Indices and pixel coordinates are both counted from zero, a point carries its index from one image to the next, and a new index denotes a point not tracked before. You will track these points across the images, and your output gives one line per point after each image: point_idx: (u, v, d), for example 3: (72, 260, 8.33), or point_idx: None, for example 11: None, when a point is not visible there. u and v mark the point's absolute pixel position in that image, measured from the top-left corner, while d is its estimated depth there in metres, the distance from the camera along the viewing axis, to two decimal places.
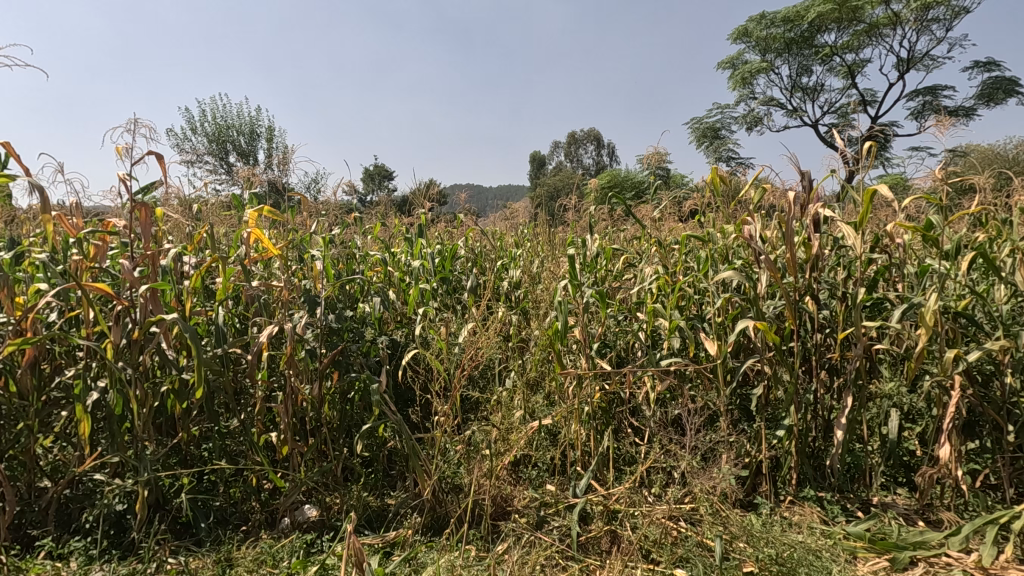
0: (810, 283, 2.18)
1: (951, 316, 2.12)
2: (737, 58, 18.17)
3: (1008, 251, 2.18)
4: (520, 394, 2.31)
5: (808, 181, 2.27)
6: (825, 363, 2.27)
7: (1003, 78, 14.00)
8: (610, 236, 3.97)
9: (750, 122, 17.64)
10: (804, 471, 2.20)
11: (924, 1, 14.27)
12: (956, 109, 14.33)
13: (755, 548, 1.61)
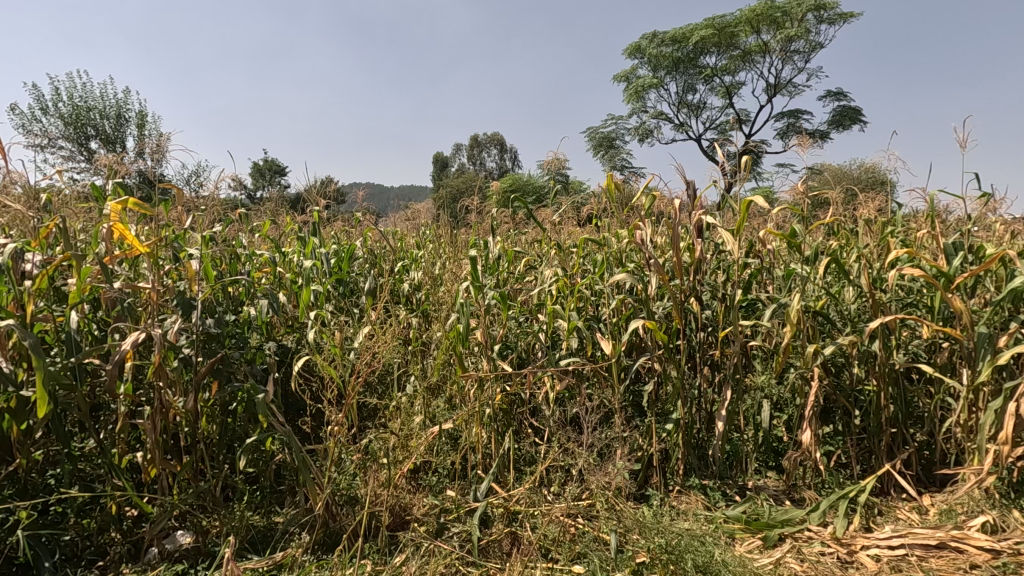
0: (694, 285, 2.34)
1: (811, 314, 2.37)
2: (631, 73, 19.24)
3: (855, 257, 2.48)
4: (421, 398, 2.26)
5: (693, 190, 2.44)
6: (707, 359, 2.45)
7: (848, 107, 16.03)
8: (512, 239, 4.01)
9: (642, 134, 18.72)
10: (689, 461, 2.35)
11: (788, 34, 15.97)
12: (814, 132, 16.20)
13: (646, 539, 1.67)
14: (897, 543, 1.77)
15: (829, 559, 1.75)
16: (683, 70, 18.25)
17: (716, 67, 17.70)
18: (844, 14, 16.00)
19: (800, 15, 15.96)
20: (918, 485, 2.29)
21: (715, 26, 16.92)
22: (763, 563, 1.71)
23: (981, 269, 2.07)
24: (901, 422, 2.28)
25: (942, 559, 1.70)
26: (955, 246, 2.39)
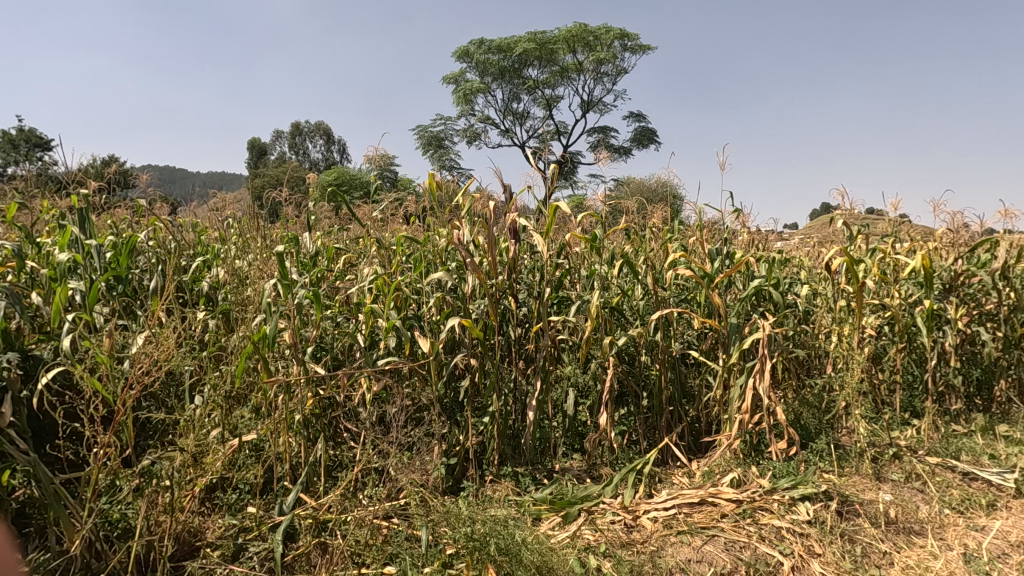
0: (508, 284, 2.47)
1: (608, 310, 2.66)
2: (460, 75, 19.58)
3: (643, 260, 2.86)
4: (217, 408, 2.03)
5: (508, 194, 2.58)
6: (522, 354, 2.60)
7: (645, 129, 18.34)
8: (332, 235, 3.82)
9: (471, 137, 19.19)
10: (504, 451, 2.47)
11: (599, 57, 17.72)
12: (619, 147, 18.17)
13: (455, 530, 1.72)
14: (670, 504, 2.07)
15: (618, 525, 1.98)
16: (509, 79, 19.14)
17: (538, 79, 18.90)
18: (644, 47, 18.25)
19: (607, 42, 17.83)
20: (689, 454, 2.71)
21: (537, 41, 18.07)
22: (563, 538, 1.87)
23: (731, 269, 2.61)
24: (676, 400, 2.68)
25: (702, 513, 2.03)
26: (715, 252, 2.89)
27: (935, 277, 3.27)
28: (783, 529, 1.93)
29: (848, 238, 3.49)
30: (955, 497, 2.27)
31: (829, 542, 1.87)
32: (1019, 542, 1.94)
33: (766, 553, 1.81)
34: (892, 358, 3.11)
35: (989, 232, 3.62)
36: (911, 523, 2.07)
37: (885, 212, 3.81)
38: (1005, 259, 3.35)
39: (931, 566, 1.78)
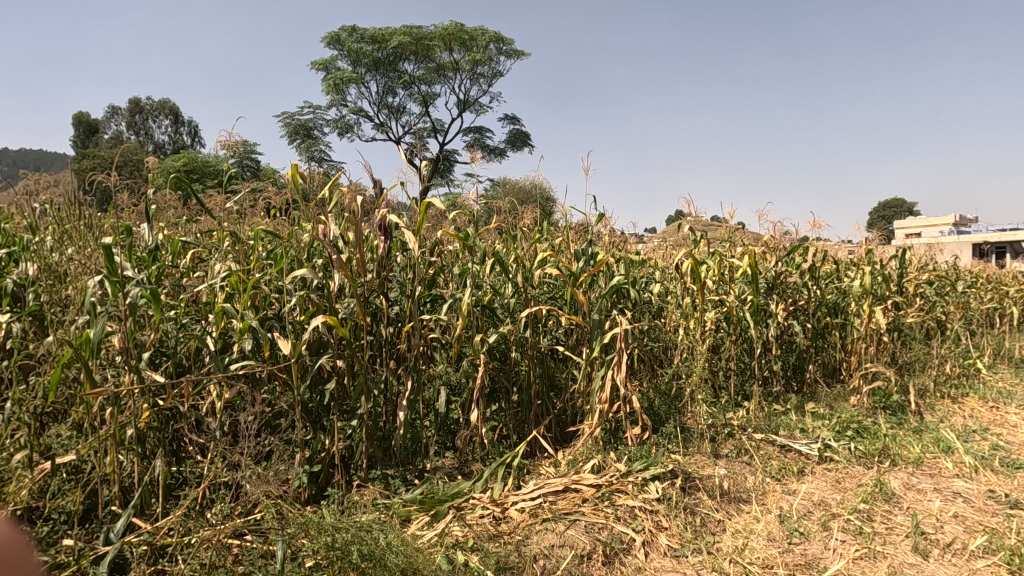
0: (377, 282, 2.40)
1: (480, 308, 2.70)
2: (331, 62, 18.61)
3: (514, 259, 2.94)
4: (23, 428, 1.72)
5: (377, 189, 2.50)
6: (393, 353, 2.54)
7: (520, 132, 18.88)
8: (177, 227, 3.42)
9: (342, 128, 18.33)
10: (373, 454, 2.40)
11: (475, 58, 17.88)
12: (495, 149, 18.49)
13: (316, 540, 1.63)
14: (537, 494, 2.16)
15: (486, 519, 2.02)
16: (384, 71, 18.60)
17: (414, 75, 18.58)
18: (519, 52, 18.77)
19: (483, 44, 18.05)
20: (556, 444, 2.84)
21: (413, 35, 17.76)
22: (432, 537, 1.86)
23: (594, 269, 2.79)
24: (544, 394, 2.80)
25: (565, 499, 2.14)
26: (580, 253, 3.06)
27: (761, 277, 3.77)
28: (636, 508, 2.10)
29: (694, 242, 3.89)
30: (774, 467, 2.63)
31: (674, 516, 2.07)
32: (819, 500, 2.31)
33: (621, 531, 1.95)
34: (728, 348, 3.52)
35: (802, 239, 4.25)
36: (740, 492, 2.36)
37: (724, 219, 4.31)
38: (813, 262, 3.95)
39: (754, 528, 2.05)
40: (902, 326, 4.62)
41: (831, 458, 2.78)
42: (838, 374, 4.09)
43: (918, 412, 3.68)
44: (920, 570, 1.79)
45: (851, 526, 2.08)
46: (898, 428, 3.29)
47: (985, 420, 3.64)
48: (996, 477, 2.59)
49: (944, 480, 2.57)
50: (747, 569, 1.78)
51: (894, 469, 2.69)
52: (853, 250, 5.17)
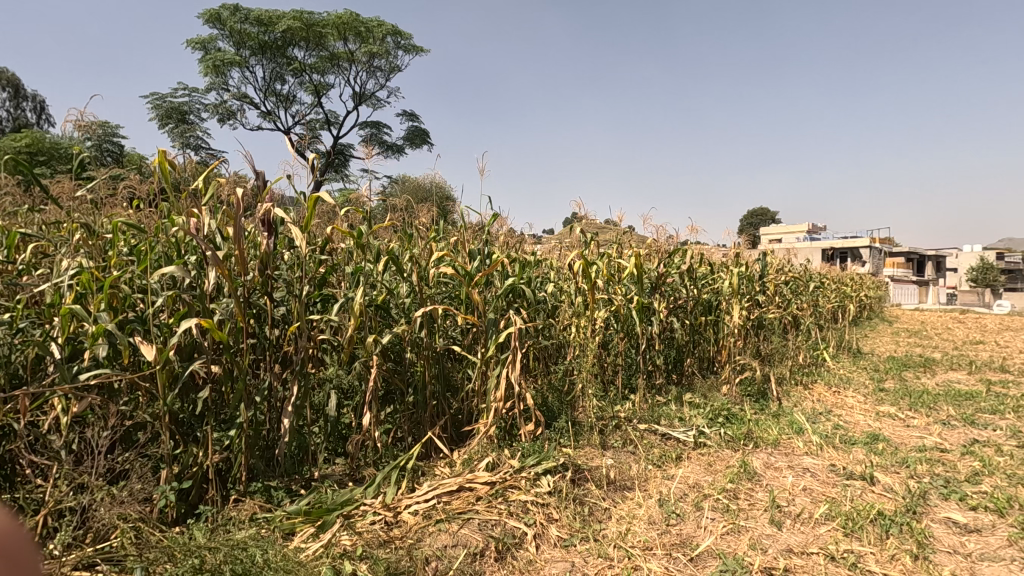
0: (259, 281, 2.24)
1: (373, 308, 2.62)
2: (210, 42, 17.09)
3: (408, 258, 2.88)
4: None
5: (259, 180, 2.33)
6: (277, 357, 2.39)
7: (419, 129, 18.58)
8: (14, 217, 2.96)
9: (223, 114, 16.92)
10: (254, 465, 2.24)
11: (372, 50, 17.32)
12: (392, 144, 18.05)
13: (182, 563, 1.49)
14: (430, 495, 2.13)
15: (377, 525, 1.96)
16: (272, 56, 17.45)
17: (305, 62, 17.61)
18: (417, 47, 18.47)
19: (380, 36, 17.53)
20: (451, 444, 2.84)
21: (304, 20, 16.81)
22: (317, 549, 1.77)
23: (489, 269, 2.82)
24: (439, 394, 2.78)
25: (459, 499, 2.14)
26: (476, 253, 3.08)
27: (645, 277, 4.02)
28: (528, 502, 2.15)
29: (585, 243, 4.07)
30: (655, 454, 2.82)
31: (564, 507, 2.15)
32: (694, 483, 2.51)
33: (513, 526, 1.99)
34: (616, 345, 3.73)
35: (681, 243, 4.60)
36: (624, 480, 2.50)
37: (612, 223, 4.54)
38: (690, 264, 4.29)
39: (636, 513, 2.18)
40: (765, 321, 5.16)
41: (704, 444, 3.04)
42: (711, 366, 4.47)
43: (777, 398, 4.13)
44: (775, 539, 2.00)
45: (720, 504, 2.28)
46: (760, 414, 3.67)
47: (828, 403, 4.17)
48: (836, 452, 2.98)
49: (796, 457, 2.90)
50: (629, 552, 1.89)
51: (757, 451, 3.00)
52: (724, 253, 5.69)
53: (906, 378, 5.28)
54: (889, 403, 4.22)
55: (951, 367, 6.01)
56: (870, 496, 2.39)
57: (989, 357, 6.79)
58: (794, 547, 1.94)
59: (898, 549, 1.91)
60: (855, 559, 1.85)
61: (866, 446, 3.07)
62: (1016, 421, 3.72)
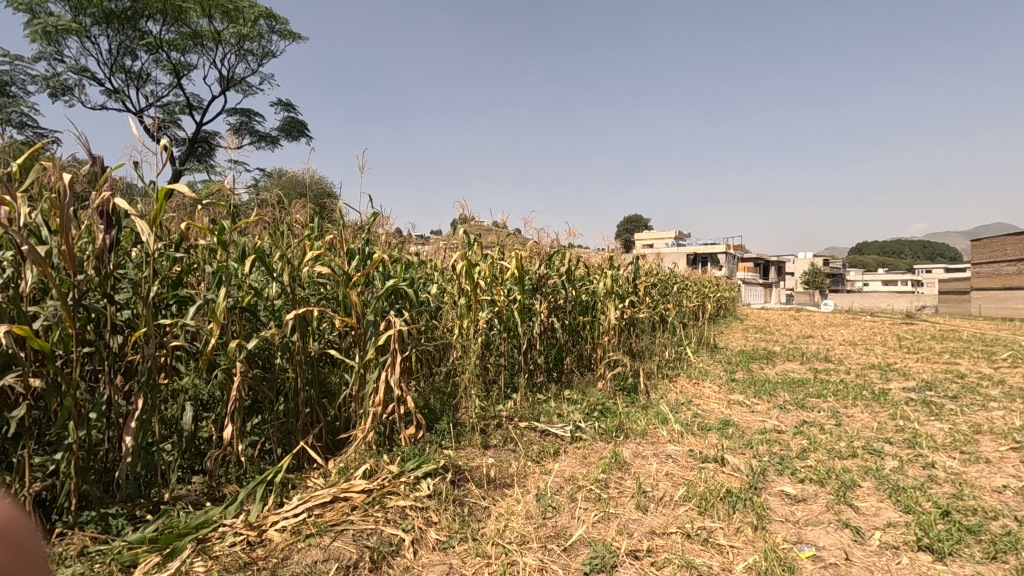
0: (95, 281, 1.95)
1: (237, 311, 2.41)
2: (38, 3, 14.70)
3: (278, 257, 2.68)
4: None
5: (95, 167, 2.03)
6: (119, 367, 2.11)
7: (296, 120, 17.49)
8: None
9: (56, 88, 14.66)
10: (87, 492, 1.95)
11: (242, 32, 16.00)
12: (265, 135, 16.81)
13: None
14: (300, 509, 2.00)
15: (238, 546, 1.80)
16: (120, 27, 15.43)
17: (162, 38, 15.81)
18: (295, 34, 17.39)
19: (252, 18, 16.26)
20: (327, 453, 2.70)
21: None
22: None
23: (368, 269, 2.72)
24: (314, 401, 2.63)
25: (333, 510, 2.04)
26: (354, 252, 2.96)
27: (527, 278, 4.13)
28: (407, 507, 2.10)
29: (468, 245, 4.09)
30: (535, 451, 2.90)
31: (444, 509, 2.13)
32: (569, 476, 2.62)
33: (390, 533, 1.93)
34: (499, 345, 3.79)
35: (560, 246, 4.79)
36: (504, 478, 2.54)
37: (496, 225, 4.61)
38: (569, 266, 4.49)
39: (515, 509, 2.23)
40: (636, 320, 5.54)
41: (581, 438, 3.19)
42: (588, 363, 4.71)
43: (646, 392, 4.46)
44: (640, 523, 2.15)
45: (592, 494, 2.40)
46: (631, 407, 3.94)
47: (689, 394, 4.58)
48: (695, 438, 3.27)
49: (660, 445, 3.15)
50: (506, 548, 1.92)
51: (627, 441, 3.21)
52: (600, 257, 6.02)
53: (752, 370, 5.96)
54: (739, 391, 4.73)
55: (788, 358, 6.89)
56: (720, 476, 2.66)
57: (816, 349, 7.89)
58: (656, 529, 2.10)
59: (742, 522, 2.14)
60: (707, 534, 2.04)
61: (719, 431, 3.42)
62: (834, 403, 4.37)
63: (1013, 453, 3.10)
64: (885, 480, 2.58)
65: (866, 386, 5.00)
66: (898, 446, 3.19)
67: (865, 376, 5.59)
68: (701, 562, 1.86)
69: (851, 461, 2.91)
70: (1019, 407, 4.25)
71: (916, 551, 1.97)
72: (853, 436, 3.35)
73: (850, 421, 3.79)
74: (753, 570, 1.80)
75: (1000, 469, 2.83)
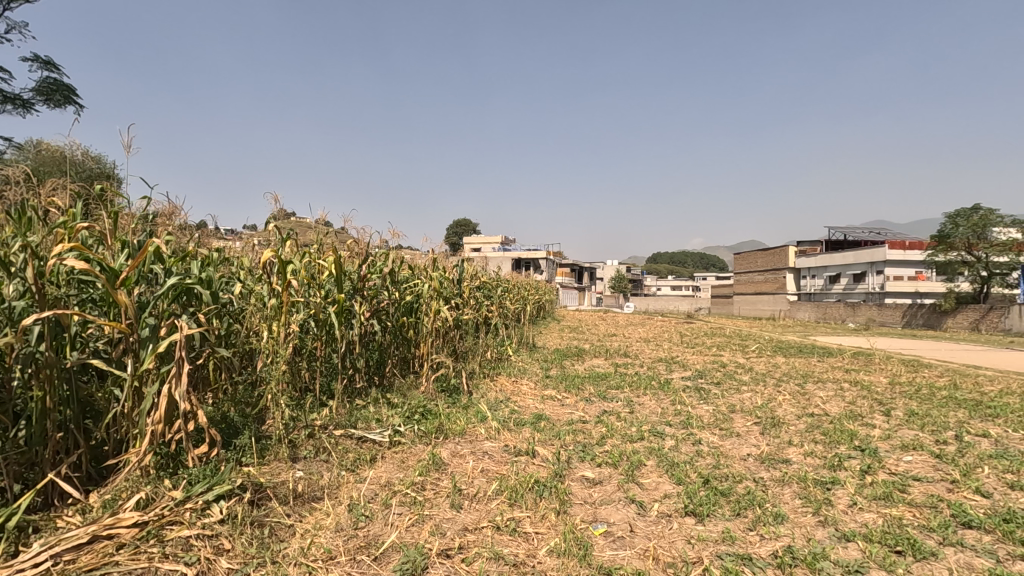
0: None
1: None
2: None
3: (17, 247, 2.14)
4: None
5: None
6: None
7: (61, 83, 14.42)
8: None
9: None
10: None
11: None
12: (15, 96, 13.59)
13: None
14: (43, 557, 1.63)
15: None
16: None
17: None
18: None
19: None
20: (88, 484, 2.27)
21: None
22: None
23: (144, 262, 2.31)
24: (70, 424, 2.18)
25: (91, 553, 1.70)
26: (129, 244, 2.50)
27: (347, 279, 3.95)
28: (192, 537, 1.85)
29: (280, 241, 3.75)
30: (349, 459, 2.78)
31: (239, 534, 1.92)
32: (385, 482, 2.55)
33: (168, 570, 1.68)
34: (313, 350, 3.55)
35: (384, 247, 4.67)
36: (313, 492, 2.38)
37: (312, 222, 4.31)
38: (392, 267, 4.40)
39: (323, 524, 2.10)
40: (460, 322, 5.65)
41: (399, 442, 3.14)
42: (411, 366, 4.67)
43: (467, 392, 4.57)
44: (453, 521, 2.19)
45: (407, 498, 2.38)
46: (452, 407, 4.00)
47: (507, 391, 4.80)
48: (510, 433, 3.44)
49: (478, 443, 3.24)
50: (310, 567, 1.79)
51: (446, 442, 3.24)
52: (425, 258, 6.01)
53: (564, 366, 6.49)
54: (552, 386, 5.11)
55: (595, 355, 7.64)
56: (531, 467, 2.83)
57: (617, 345, 8.89)
58: (468, 525, 2.15)
59: (546, 508, 2.30)
60: (515, 524, 2.15)
61: (532, 425, 3.64)
62: (630, 393, 4.96)
63: (755, 427, 3.83)
64: (664, 457, 2.99)
65: (654, 376, 5.76)
66: (676, 427, 3.73)
67: (654, 368, 6.46)
68: (508, 551, 1.94)
69: (640, 443, 3.32)
70: (761, 389, 5.29)
71: (684, 515, 2.31)
72: (642, 422, 3.83)
73: (641, 408, 4.33)
74: (554, 552, 1.94)
75: (746, 440, 3.48)
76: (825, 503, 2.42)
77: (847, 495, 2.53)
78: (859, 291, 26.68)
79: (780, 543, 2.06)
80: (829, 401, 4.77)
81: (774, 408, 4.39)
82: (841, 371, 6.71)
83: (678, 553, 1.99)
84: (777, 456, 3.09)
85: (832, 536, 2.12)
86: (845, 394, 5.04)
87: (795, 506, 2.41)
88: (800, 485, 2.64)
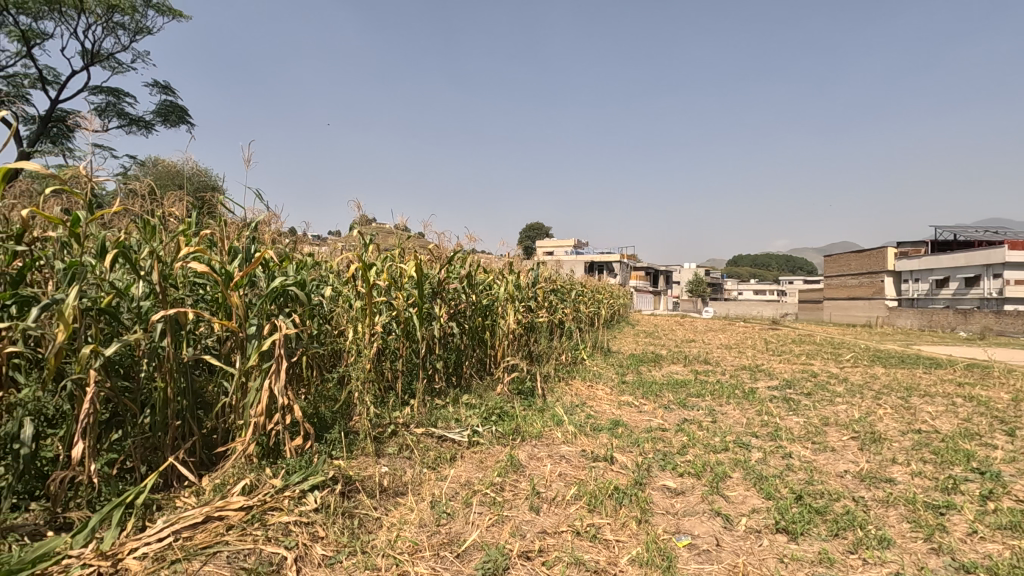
0: None
1: (93, 312, 2.11)
2: None
3: (145, 254, 2.38)
4: None
5: None
6: None
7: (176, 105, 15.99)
8: None
9: None
10: None
11: None
12: (139, 119, 15.21)
13: None
14: (165, 533, 1.80)
15: None
16: None
17: None
18: (176, 12, 15.92)
19: None
20: (200, 468, 2.49)
21: None
22: None
23: (250, 267, 2.51)
24: (186, 413, 2.40)
25: (205, 532, 1.86)
26: (236, 250, 2.73)
27: (427, 282, 4.07)
28: (291, 523, 1.98)
29: (364, 246, 3.93)
30: (431, 457, 2.86)
31: (332, 523, 2.03)
32: (466, 481, 2.61)
33: (271, 552, 1.81)
34: (396, 350, 3.69)
35: (461, 251, 4.77)
36: (398, 487, 2.48)
37: (394, 228, 4.48)
38: (469, 270, 4.49)
39: (408, 518, 2.18)
40: (535, 325, 5.67)
41: (478, 442, 3.20)
42: (487, 368, 4.75)
43: (542, 395, 4.57)
44: (532, 524, 2.20)
45: (487, 498, 2.41)
46: (528, 409, 4.02)
47: (583, 396, 4.76)
48: (587, 438, 3.40)
49: (555, 447, 3.24)
50: (397, 559, 1.86)
51: (522, 444, 3.26)
52: (500, 262, 6.08)
53: (641, 371, 6.34)
54: (628, 392, 5.01)
55: (673, 361, 7.41)
56: (610, 474, 2.78)
57: (696, 352, 8.57)
58: (548, 528, 2.15)
59: (627, 516, 2.25)
60: (595, 531, 2.13)
61: (609, 431, 3.58)
62: (711, 401, 4.76)
63: (853, 442, 3.56)
64: (751, 470, 2.85)
65: (737, 385, 5.50)
66: (763, 439, 3.54)
67: (737, 377, 6.17)
68: (589, 557, 1.93)
69: (724, 454, 3.18)
70: (858, 402, 4.90)
71: (775, 533, 2.18)
72: (726, 432, 3.67)
73: (724, 418, 4.15)
74: (636, 562, 1.90)
75: (843, 456, 3.24)
76: (938, 528, 2.20)
77: (965, 522, 2.29)
78: (973, 297, 24.10)
79: (886, 570, 1.90)
80: (939, 417, 4.34)
81: (875, 423, 4.05)
82: (953, 384, 6.08)
83: (770, 572, 1.89)
84: (879, 475, 2.85)
85: (949, 567, 1.92)
86: (959, 410, 4.56)
87: (903, 530, 2.22)
88: (908, 508, 2.42)
